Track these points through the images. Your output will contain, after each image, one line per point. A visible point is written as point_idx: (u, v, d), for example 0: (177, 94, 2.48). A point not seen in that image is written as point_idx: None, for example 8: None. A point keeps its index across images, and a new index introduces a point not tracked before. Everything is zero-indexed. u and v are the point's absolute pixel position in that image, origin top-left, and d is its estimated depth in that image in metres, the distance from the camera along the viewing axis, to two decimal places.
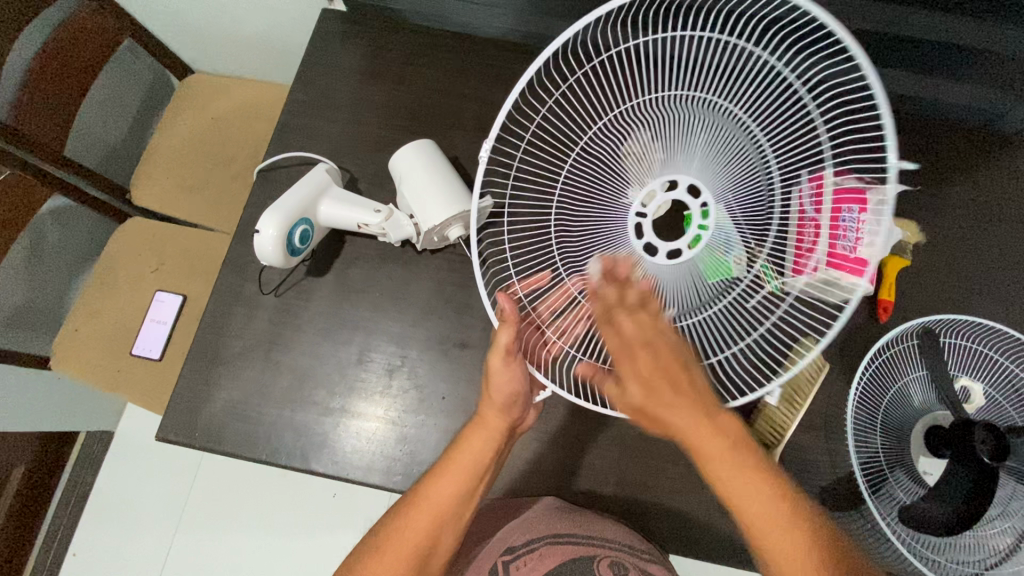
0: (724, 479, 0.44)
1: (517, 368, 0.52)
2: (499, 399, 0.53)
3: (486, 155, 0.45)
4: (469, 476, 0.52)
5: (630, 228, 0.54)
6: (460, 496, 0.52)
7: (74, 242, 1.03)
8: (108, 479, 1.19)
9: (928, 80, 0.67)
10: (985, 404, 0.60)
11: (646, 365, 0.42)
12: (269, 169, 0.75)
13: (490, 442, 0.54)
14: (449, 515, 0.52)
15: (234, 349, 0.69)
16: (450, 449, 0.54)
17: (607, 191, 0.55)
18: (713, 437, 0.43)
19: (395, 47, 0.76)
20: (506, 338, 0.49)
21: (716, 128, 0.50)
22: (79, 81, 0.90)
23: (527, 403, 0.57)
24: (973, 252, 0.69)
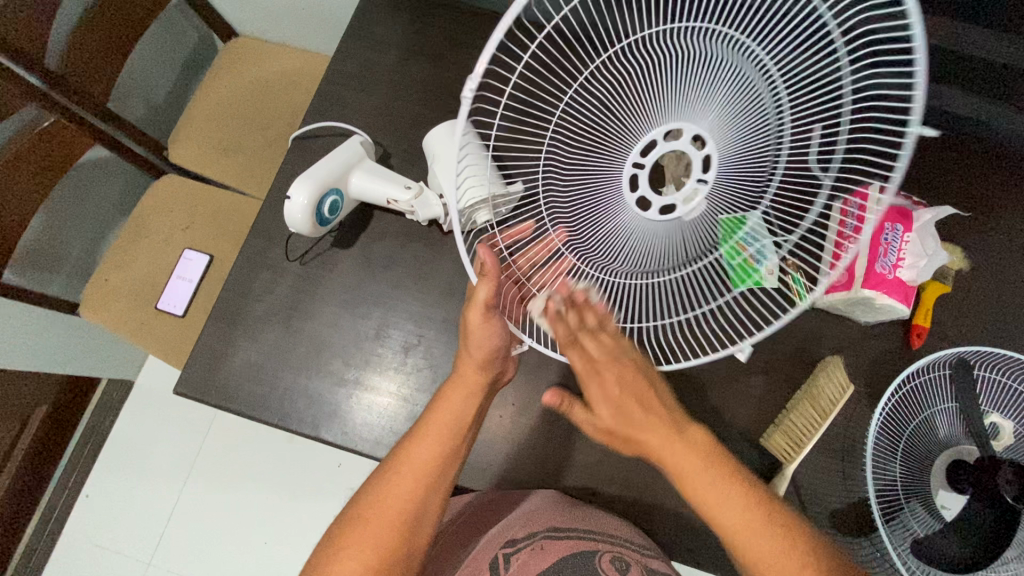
0: (710, 496, 0.46)
1: (497, 326, 0.52)
2: (478, 354, 0.53)
3: (466, 101, 0.36)
4: (448, 434, 0.53)
5: (625, 180, 0.47)
6: (440, 455, 0.52)
7: (111, 193, 1.05)
8: (125, 426, 1.23)
9: None
10: (1015, 443, 0.57)
11: (612, 384, 0.47)
12: (304, 137, 0.75)
13: (468, 398, 0.54)
14: (435, 474, 0.52)
15: (256, 312, 0.70)
16: (429, 410, 0.54)
17: (604, 133, 0.46)
18: (686, 451, 0.47)
19: (440, 25, 0.76)
20: (484, 292, 0.49)
21: (733, 71, 0.43)
22: (127, 35, 0.91)
23: (507, 357, 0.57)
24: (1017, 284, 0.66)
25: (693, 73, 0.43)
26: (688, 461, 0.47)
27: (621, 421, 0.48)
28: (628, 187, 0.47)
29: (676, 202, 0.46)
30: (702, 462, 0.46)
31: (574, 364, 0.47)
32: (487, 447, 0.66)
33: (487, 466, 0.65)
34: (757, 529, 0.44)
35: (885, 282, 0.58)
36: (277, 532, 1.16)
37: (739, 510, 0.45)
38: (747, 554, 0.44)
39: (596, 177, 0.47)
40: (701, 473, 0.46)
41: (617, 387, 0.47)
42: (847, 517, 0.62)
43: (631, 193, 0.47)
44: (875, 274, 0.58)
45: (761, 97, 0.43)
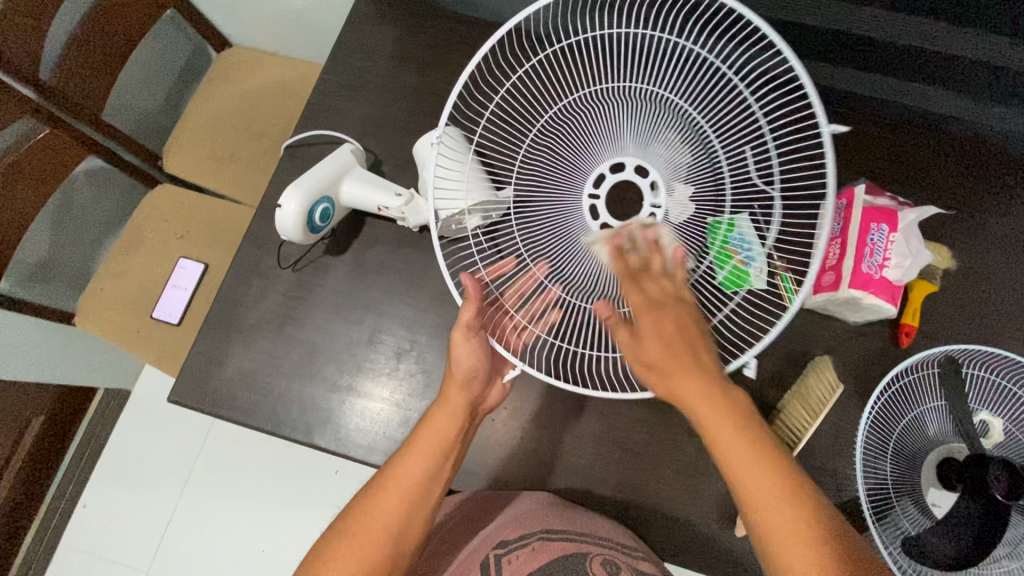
0: (746, 469, 0.43)
1: (477, 343, 0.55)
2: (459, 374, 0.55)
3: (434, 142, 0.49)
4: (434, 453, 0.53)
5: (585, 209, 0.54)
6: (427, 473, 0.52)
7: (106, 204, 1.06)
8: (123, 436, 1.23)
9: (927, 90, 0.66)
10: (1003, 439, 0.58)
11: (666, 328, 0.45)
12: (296, 146, 0.76)
13: (451, 419, 0.55)
14: (418, 492, 0.52)
15: (249, 320, 0.70)
16: (417, 428, 0.55)
17: (558, 177, 0.55)
18: (728, 418, 0.44)
19: (429, 33, 0.76)
20: (467, 315, 0.52)
21: (659, 113, 0.52)
22: (121, 47, 0.92)
23: (490, 379, 0.58)
24: (1005, 281, 0.66)
25: (624, 121, 0.53)
26: (729, 429, 0.44)
27: (671, 359, 0.44)
28: (589, 215, 0.53)
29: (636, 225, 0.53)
30: (746, 433, 0.44)
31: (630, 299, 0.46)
32: (480, 452, 0.66)
33: (480, 470, 0.66)
34: (785, 501, 0.42)
35: (872, 282, 0.58)
36: (275, 539, 1.16)
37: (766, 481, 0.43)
38: (760, 514, 0.42)
39: (557, 206, 0.54)
40: (737, 437, 0.44)
41: (670, 328, 0.45)
42: (840, 516, 0.63)
43: (592, 220, 0.53)
44: (862, 274, 0.58)
45: (685, 130, 0.51)
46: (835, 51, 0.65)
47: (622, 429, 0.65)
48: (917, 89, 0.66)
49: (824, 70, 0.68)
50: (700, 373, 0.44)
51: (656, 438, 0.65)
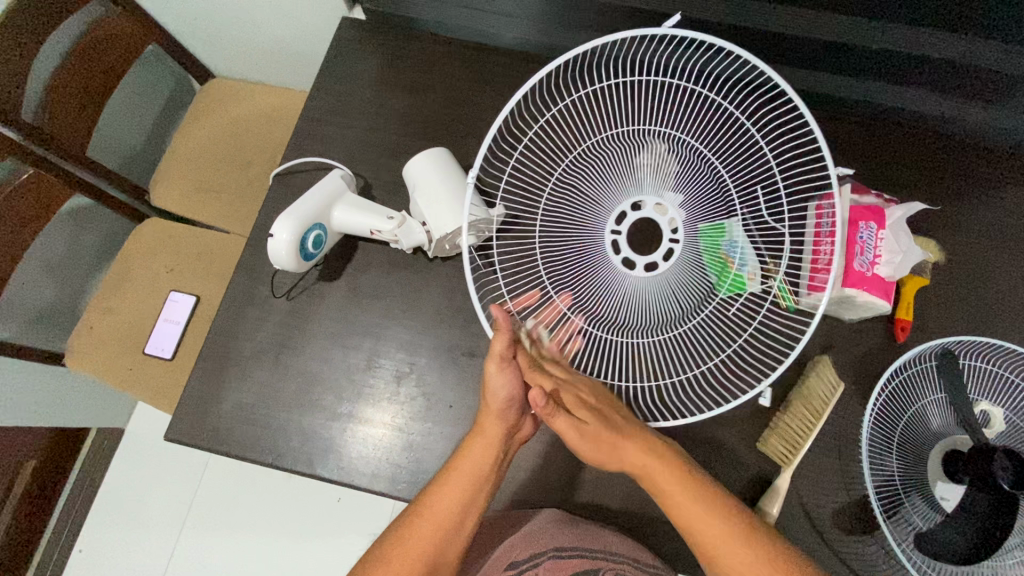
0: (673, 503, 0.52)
1: (511, 374, 0.52)
2: (494, 406, 0.53)
3: (473, 181, 0.53)
4: (470, 483, 0.53)
5: (607, 244, 0.57)
6: (461, 506, 0.52)
7: (93, 242, 1.05)
8: (117, 475, 1.21)
9: (902, 92, 0.67)
10: (1005, 429, 0.58)
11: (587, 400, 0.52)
12: (284, 174, 0.75)
13: (487, 452, 0.53)
14: (452, 526, 0.52)
15: (245, 351, 0.69)
16: (452, 457, 0.54)
17: (580, 209, 0.58)
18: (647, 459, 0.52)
19: (412, 57, 0.77)
20: (501, 346, 0.50)
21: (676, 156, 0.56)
22: (103, 84, 0.92)
23: (524, 407, 0.56)
24: (993, 272, 0.67)
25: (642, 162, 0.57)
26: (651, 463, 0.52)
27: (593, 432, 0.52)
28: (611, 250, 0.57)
29: (658, 258, 0.56)
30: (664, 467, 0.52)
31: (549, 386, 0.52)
32: None
33: None
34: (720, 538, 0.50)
35: (866, 280, 0.58)
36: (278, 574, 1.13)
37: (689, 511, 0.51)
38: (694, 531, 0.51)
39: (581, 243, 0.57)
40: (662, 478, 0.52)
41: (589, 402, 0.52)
42: (851, 516, 0.62)
43: (615, 255, 0.56)
44: (855, 273, 0.58)
45: (698, 173, 0.56)
46: (817, 58, 0.66)
47: None
48: (907, 92, 0.67)
49: (805, 76, 0.69)
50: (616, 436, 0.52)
51: None
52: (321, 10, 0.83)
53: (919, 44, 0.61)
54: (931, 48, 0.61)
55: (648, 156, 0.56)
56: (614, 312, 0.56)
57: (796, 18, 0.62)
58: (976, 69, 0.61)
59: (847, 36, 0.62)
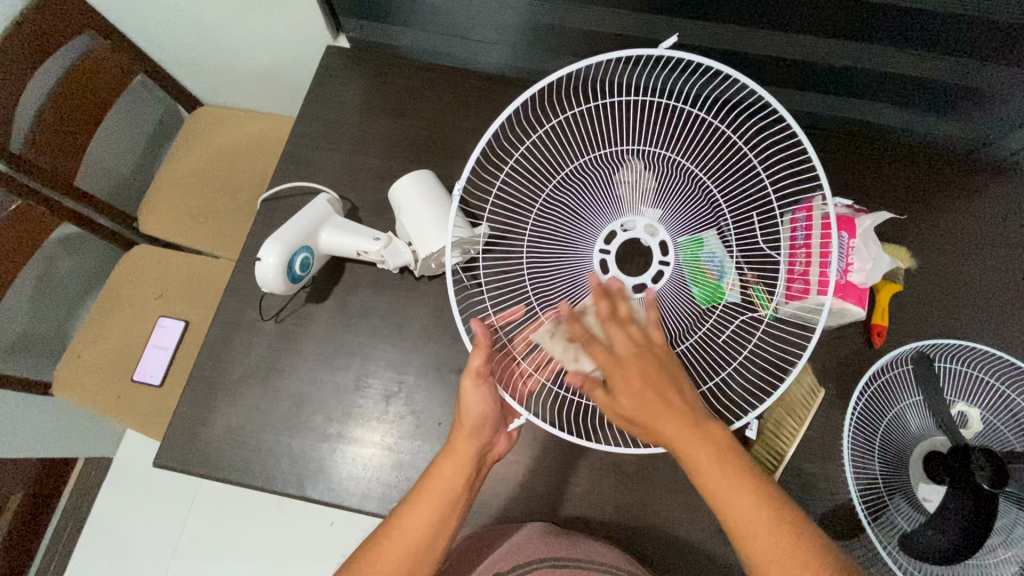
0: (718, 490, 0.44)
1: (486, 390, 0.53)
2: (469, 422, 0.54)
3: (457, 194, 0.50)
4: (441, 502, 0.52)
5: (595, 264, 0.56)
6: (433, 524, 0.52)
7: (80, 270, 1.06)
8: (106, 505, 1.19)
9: (869, 106, 0.70)
10: (983, 430, 0.60)
11: (634, 378, 0.45)
12: (272, 199, 0.77)
13: (459, 468, 0.53)
14: (426, 544, 0.51)
15: (234, 375, 0.69)
16: (424, 475, 0.54)
17: (567, 232, 0.58)
18: (699, 441, 0.45)
19: (396, 83, 0.79)
20: (479, 361, 0.51)
21: (666, 176, 0.57)
22: (92, 114, 0.93)
23: (499, 427, 0.57)
24: (964, 276, 0.70)
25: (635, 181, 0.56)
26: (701, 452, 0.45)
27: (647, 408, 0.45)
28: (599, 270, 0.56)
29: (646, 279, 0.55)
30: (717, 453, 0.45)
31: (597, 357, 0.47)
32: None
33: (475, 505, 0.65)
34: (761, 525, 0.43)
35: (840, 288, 0.61)
36: None
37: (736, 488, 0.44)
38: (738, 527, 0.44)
39: (566, 265, 0.56)
40: (711, 464, 0.45)
41: (639, 378, 0.45)
42: (835, 519, 0.63)
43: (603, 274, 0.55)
44: (829, 282, 0.61)
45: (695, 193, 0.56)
46: (785, 76, 0.68)
47: (616, 453, 0.65)
48: (870, 107, 0.70)
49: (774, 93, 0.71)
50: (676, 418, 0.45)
51: (650, 459, 0.65)
52: (306, 39, 0.85)
53: (882, 61, 0.62)
54: (893, 65, 0.63)
55: (637, 171, 0.56)
56: None
57: (760, 39, 0.64)
58: (936, 83, 0.63)
59: (810, 53, 0.64)
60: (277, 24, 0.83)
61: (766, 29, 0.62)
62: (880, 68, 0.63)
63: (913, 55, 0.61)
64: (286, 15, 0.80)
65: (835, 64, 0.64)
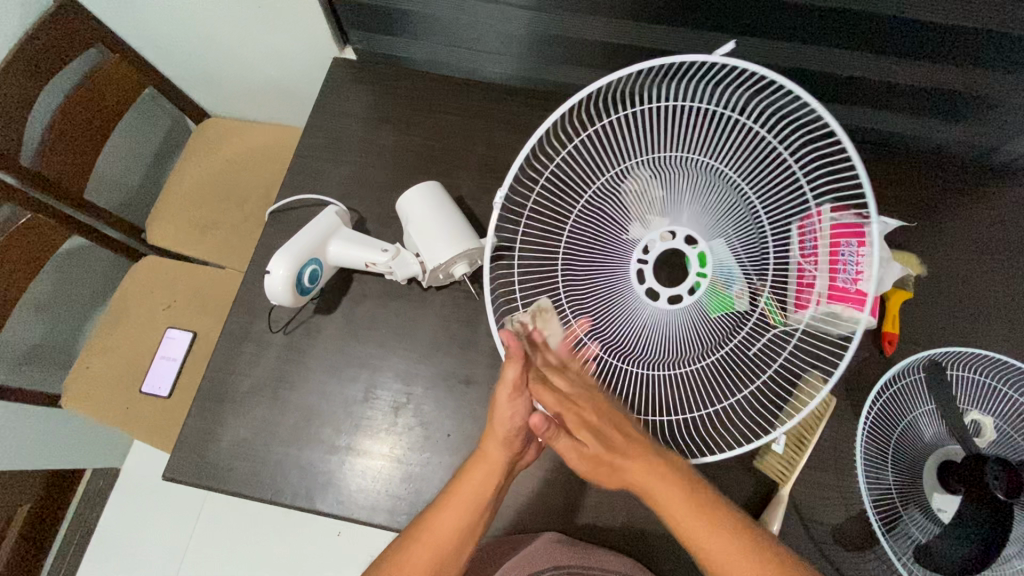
0: (675, 515, 0.50)
1: (522, 404, 0.51)
2: (501, 432, 0.52)
3: (500, 202, 0.51)
4: (469, 509, 0.53)
5: (632, 275, 0.58)
6: (459, 529, 0.52)
7: (89, 281, 1.06)
8: (113, 516, 1.19)
9: (874, 113, 0.70)
10: (997, 439, 0.59)
11: (588, 413, 0.51)
12: (280, 211, 0.77)
13: (492, 475, 0.53)
14: (450, 549, 0.52)
15: (243, 387, 0.69)
16: (452, 482, 0.54)
17: (606, 240, 0.59)
18: (652, 473, 0.50)
19: (403, 94, 0.80)
20: (513, 373, 0.48)
21: (710, 183, 0.56)
22: (103, 128, 0.94)
23: (528, 437, 0.55)
24: (975, 283, 0.69)
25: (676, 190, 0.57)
26: (652, 479, 0.50)
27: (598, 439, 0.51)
28: (636, 280, 0.57)
29: (683, 291, 0.56)
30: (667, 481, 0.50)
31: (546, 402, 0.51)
32: None
33: None
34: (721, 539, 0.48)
35: None
36: None
37: (674, 498, 0.50)
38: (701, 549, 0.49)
39: (606, 273, 0.58)
40: (671, 495, 0.50)
41: (590, 413, 0.51)
42: (847, 530, 0.63)
43: (639, 285, 0.57)
44: None
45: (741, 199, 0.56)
46: (792, 83, 0.68)
47: None
48: (879, 115, 0.70)
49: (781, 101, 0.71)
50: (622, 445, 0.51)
51: None
52: (313, 52, 0.86)
53: (887, 69, 0.62)
54: (897, 73, 0.62)
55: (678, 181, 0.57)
56: (632, 342, 0.56)
57: (767, 48, 0.64)
58: (943, 90, 0.63)
59: (814, 63, 0.64)
60: (285, 36, 0.84)
61: (770, 39, 0.62)
62: (883, 77, 0.63)
63: (919, 64, 0.61)
64: (294, 27, 0.81)
65: (839, 72, 0.64)
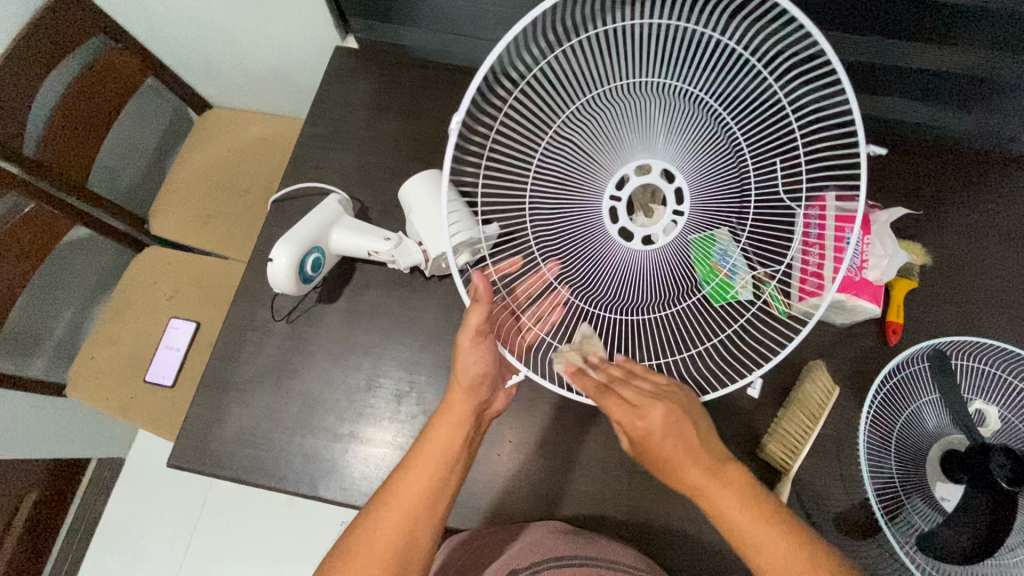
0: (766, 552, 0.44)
1: (487, 349, 0.53)
2: (465, 380, 0.54)
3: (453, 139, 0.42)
4: (440, 463, 0.52)
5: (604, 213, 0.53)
6: (429, 488, 0.52)
7: (93, 271, 1.07)
8: (118, 505, 1.20)
9: (882, 100, 0.69)
10: (1002, 427, 0.58)
11: (662, 428, 0.46)
12: (283, 200, 0.77)
13: (456, 428, 0.54)
14: (421, 507, 0.51)
15: (245, 375, 0.70)
16: (419, 441, 0.54)
17: (577, 176, 0.52)
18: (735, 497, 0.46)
19: (405, 83, 0.79)
20: (478, 319, 0.49)
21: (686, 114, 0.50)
22: (106, 117, 0.94)
23: (496, 386, 0.57)
24: (981, 273, 0.69)
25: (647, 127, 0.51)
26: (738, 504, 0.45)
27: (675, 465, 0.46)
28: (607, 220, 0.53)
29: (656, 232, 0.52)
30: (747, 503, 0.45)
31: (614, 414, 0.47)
32: (487, 488, 0.65)
33: (487, 505, 0.65)
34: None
35: (854, 285, 0.60)
36: None
37: (742, 514, 0.45)
38: None
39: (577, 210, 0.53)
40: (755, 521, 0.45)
41: (663, 428, 0.46)
42: (850, 519, 0.63)
43: (613, 225, 0.53)
44: (843, 278, 0.60)
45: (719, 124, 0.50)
46: None
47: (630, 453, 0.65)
48: (886, 102, 0.69)
49: None
50: (685, 459, 0.46)
51: None
52: (315, 40, 0.86)
53: (892, 54, 0.62)
54: (905, 57, 0.62)
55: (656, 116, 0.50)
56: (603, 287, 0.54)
57: None
58: (954, 74, 0.62)
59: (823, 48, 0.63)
60: (287, 24, 0.83)
61: None
62: (891, 61, 0.63)
63: (929, 47, 0.60)
64: (295, 15, 0.80)
65: (846, 58, 0.64)
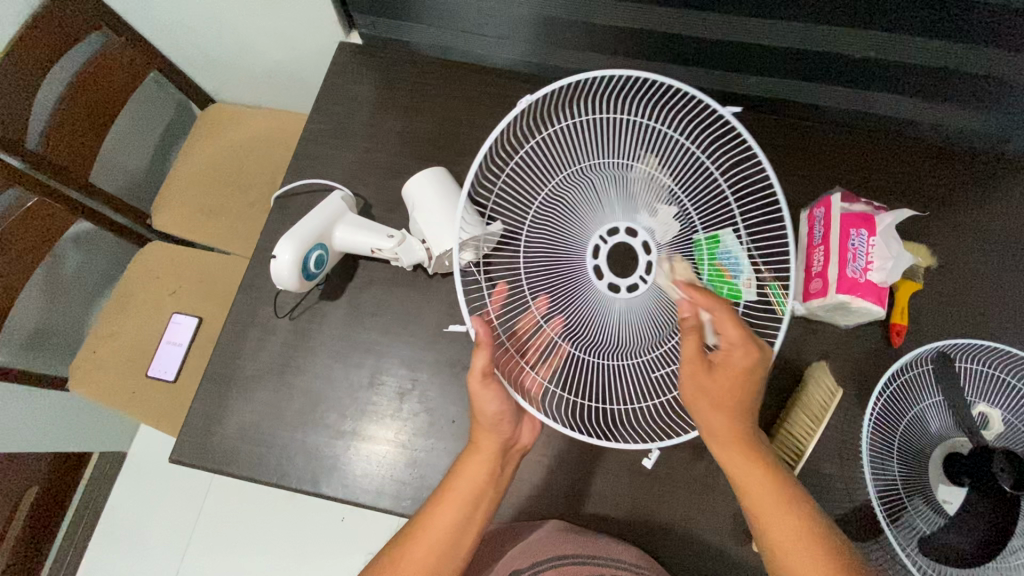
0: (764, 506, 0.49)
1: (498, 389, 0.53)
2: (484, 419, 0.54)
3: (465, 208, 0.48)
4: (464, 502, 0.53)
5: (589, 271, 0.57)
6: (453, 528, 0.52)
7: (96, 265, 1.07)
8: (121, 499, 1.21)
9: (890, 97, 0.68)
10: (1004, 431, 0.58)
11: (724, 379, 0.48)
12: (285, 196, 0.77)
13: (482, 466, 0.54)
14: (446, 545, 0.52)
15: (248, 372, 0.70)
16: (448, 476, 0.55)
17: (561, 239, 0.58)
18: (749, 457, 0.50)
19: (408, 79, 0.79)
20: (482, 361, 0.51)
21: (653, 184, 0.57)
22: (108, 111, 0.93)
23: (517, 420, 0.56)
24: (986, 275, 0.68)
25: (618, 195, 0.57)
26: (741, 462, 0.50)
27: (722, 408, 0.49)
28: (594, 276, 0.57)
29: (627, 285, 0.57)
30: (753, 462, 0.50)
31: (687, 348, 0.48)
32: None
33: None
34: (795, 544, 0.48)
35: (858, 286, 0.59)
36: None
37: (756, 475, 0.50)
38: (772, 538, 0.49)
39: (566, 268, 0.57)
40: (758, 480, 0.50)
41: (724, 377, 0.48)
42: (852, 520, 0.63)
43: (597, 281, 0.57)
44: (847, 279, 0.60)
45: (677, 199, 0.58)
46: (805, 68, 0.67)
47: (631, 453, 0.65)
48: (894, 99, 0.68)
49: (789, 86, 0.70)
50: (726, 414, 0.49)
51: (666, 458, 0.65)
52: (318, 35, 0.85)
53: (901, 50, 0.61)
54: (913, 53, 0.61)
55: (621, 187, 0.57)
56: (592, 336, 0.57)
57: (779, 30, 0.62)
58: (964, 70, 0.61)
59: (830, 43, 0.62)
60: (290, 19, 0.83)
61: (781, 20, 0.61)
62: (899, 57, 0.62)
63: (938, 43, 0.59)
64: (298, 10, 0.80)
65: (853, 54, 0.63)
